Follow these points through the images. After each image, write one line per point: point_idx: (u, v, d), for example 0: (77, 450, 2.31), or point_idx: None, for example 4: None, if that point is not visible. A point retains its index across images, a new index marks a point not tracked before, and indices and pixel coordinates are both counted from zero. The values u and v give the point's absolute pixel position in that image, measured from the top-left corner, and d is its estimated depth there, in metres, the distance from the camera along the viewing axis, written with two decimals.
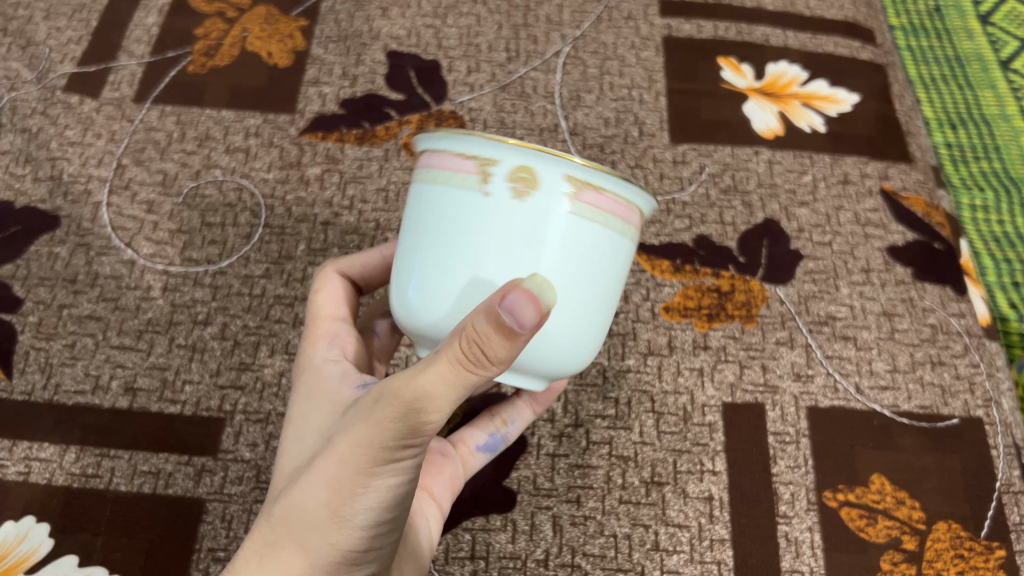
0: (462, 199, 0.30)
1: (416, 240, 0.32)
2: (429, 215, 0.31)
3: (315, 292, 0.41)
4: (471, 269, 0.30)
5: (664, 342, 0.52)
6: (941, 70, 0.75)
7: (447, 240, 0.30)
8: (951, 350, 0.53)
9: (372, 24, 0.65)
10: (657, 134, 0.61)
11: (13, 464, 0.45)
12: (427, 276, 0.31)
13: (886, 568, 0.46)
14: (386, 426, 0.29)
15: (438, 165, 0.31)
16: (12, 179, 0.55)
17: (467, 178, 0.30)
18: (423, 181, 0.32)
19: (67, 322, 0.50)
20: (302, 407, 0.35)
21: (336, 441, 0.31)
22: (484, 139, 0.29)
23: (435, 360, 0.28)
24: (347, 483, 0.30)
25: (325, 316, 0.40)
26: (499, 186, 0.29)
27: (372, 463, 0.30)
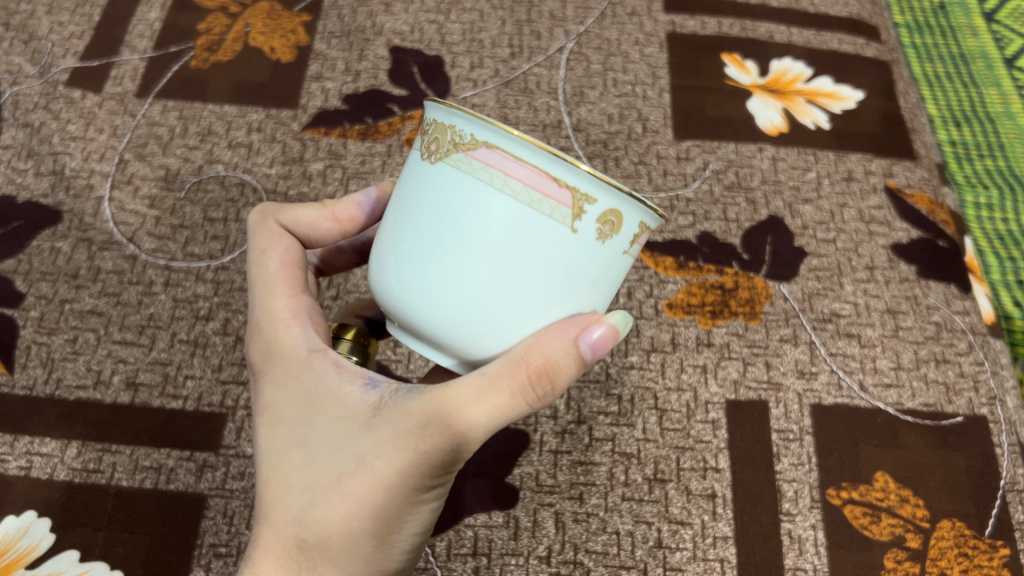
0: (544, 226, 0.28)
1: (453, 244, 0.29)
2: (485, 225, 0.28)
3: (262, 254, 0.38)
4: (533, 292, 0.29)
5: (667, 338, 0.51)
6: (947, 67, 0.75)
7: (512, 261, 0.29)
8: (956, 348, 0.53)
9: (375, 20, 0.65)
10: (660, 130, 0.61)
11: (14, 459, 0.45)
12: (466, 287, 0.30)
13: (889, 566, 0.45)
14: (436, 456, 0.31)
15: (511, 174, 0.28)
16: (13, 173, 0.55)
17: (558, 208, 0.28)
18: (480, 181, 0.28)
19: (69, 318, 0.50)
20: (295, 407, 0.34)
21: (370, 462, 0.32)
22: (594, 179, 0.27)
23: (493, 393, 0.30)
24: (388, 508, 0.32)
25: (286, 287, 0.37)
26: (586, 224, 0.28)
27: (416, 486, 0.32)
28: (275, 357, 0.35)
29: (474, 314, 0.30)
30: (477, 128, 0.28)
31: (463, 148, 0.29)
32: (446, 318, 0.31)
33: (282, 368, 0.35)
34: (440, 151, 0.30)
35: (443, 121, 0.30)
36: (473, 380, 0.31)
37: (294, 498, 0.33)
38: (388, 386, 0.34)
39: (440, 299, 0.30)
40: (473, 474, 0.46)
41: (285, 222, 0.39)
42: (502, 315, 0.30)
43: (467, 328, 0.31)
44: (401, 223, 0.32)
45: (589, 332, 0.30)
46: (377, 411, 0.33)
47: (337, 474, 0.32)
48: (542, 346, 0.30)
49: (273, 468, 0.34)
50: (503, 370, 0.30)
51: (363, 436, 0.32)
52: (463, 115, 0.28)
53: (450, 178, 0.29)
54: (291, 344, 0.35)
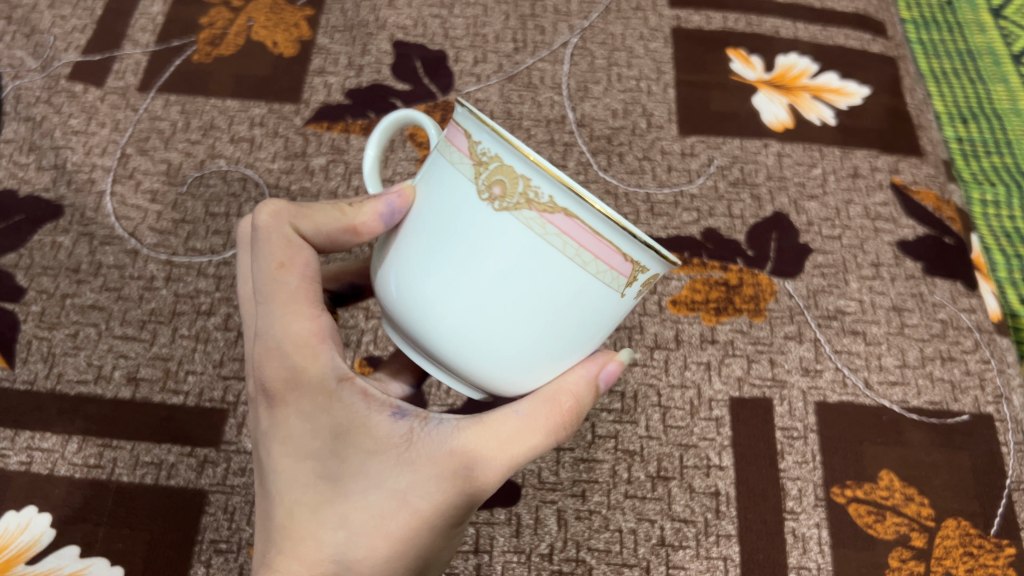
0: (600, 290, 0.30)
1: (508, 300, 0.30)
2: (550, 289, 0.29)
3: (280, 267, 0.34)
4: (571, 333, 0.31)
5: (671, 335, 0.51)
6: (954, 63, 0.74)
7: (564, 312, 0.30)
8: (962, 346, 0.52)
9: (378, 14, 0.65)
10: (664, 126, 0.60)
11: (14, 454, 0.45)
12: (513, 334, 0.31)
13: (894, 565, 0.45)
14: (473, 492, 0.34)
15: (589, 248, 0.28)
16: (14, 167, 0.55)
17: (618, 278, 0.29)
18: (552, 247, 0.28)
19: (70, 312, 0.49)
20: (326, 440, 0.33)
21: (412, 500, 0.33)
22: (659, 259, 0.29)
23: (529, 433, 0.34)
24: (425, 544, 0.34)
25: (308, 306, 0.34)
26: (632, 287, 0.31)
27: (452, 521, 0.34)
28: (303, 387, 0.33)
29: (516, 358, 0.32)
30: (562, 197, 0.27)
31: (539, 208, 0.28)
32: (487, 359, 0.32)
33: (313, 399, 0.33)
34: (506, 199, 0.28)
35: (512, 167, 0.28)
36: (511, 419, 0.34)
37: (330, 535, 0.32)
38: (416, 416, 0.34)
39: (485, 342, 0.31)
40: None
41: (305, 232, 0.35)
42: (540, 360, 0.32)
43: (504, 369, 0.32)
44: (437, 253, 0.31)
45: (605, 369, 0.35)
46: (413, 444, 0.33)
47: (378, 510, 0.33)
48: (569, 385, 0.34)
49: (303, 503, 0.33)
50: (539, 410, 0.34)
51: (403, 474, 0.33)
52: (548, 179, 0.27)
53: (515, 233, 0.28)
54: (320, 371, 0.33)
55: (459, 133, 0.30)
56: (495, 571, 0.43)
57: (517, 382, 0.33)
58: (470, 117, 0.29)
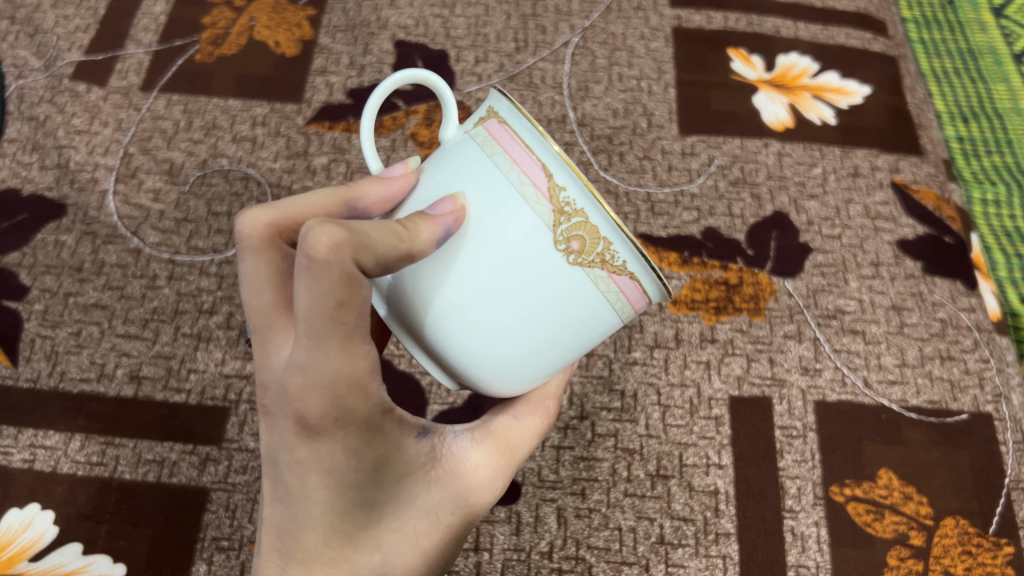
0: (617, 326, 0.33)
1: (548, 332, 0.32)
2: (586, 324, 0.32)
3: (339, 308, 0.28)
4: (581, 352, 0.34)
5: (671, 334, 0.51)
6: (955, 62, 0.74)
7: (588, 341, 0.33)
8: (961, 345, 0.53)
9: (380, 14, 0.65)
10: (665, 125, 0.61)
11: (17, 451, 0.45)
12: (543, 355, 0.33)
13: (893, 563, 0.45)
14: (485, 503, 0.36)
15: (632, 302, 0.32)
16: (18, 167, 0.55)
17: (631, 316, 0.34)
18: (605, 300, 0.31)
19: (73, 311, 0.50)
20: (368, 473, 0.32)
21: (441, 515, 0.35)
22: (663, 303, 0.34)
23: (529, 438, 0.38)
24: (443, 552, 0.36)
25: (362, 343, 0.29)
26: None
27: (467, 527, 0.36)
28: (353, 426, 0.30)
29: (536, 371, 0.34)
30: (635, 264, 0.30)
31: (609, 268, 0.30)
32: (509, 374, 0.34)
33: (362, 435, 0.31)
34: (581, 256, 0.30)
35: (598, 228, 0.30)
36: (515, 427, 0.37)
37: (365, 557, 0.33)
38: (436, 433, 0.35)
39: (516, 359, 0.33)
40: None
41: (365, 265, 0.29)
42: (550, 371, 0.35)
43: (519, 380, 0.34)
44: (485, 279, 0.31)
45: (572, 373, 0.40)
46: (439, 464, 0.35)
47: (413, 530, 0.34)
48: (551, 390, 0.39)
49: (338, 530, 0.32)
50: (535, 416, 0.38)
51: (433, 493, 0.34)
52: (633, 251, 0.30)
53: (580, 285, 0.31)
54: (369, 409, 0.30)
55: (537, 168, 0.30)
56: (495, 570, 0.44)
57: (518, 389, 0.36)
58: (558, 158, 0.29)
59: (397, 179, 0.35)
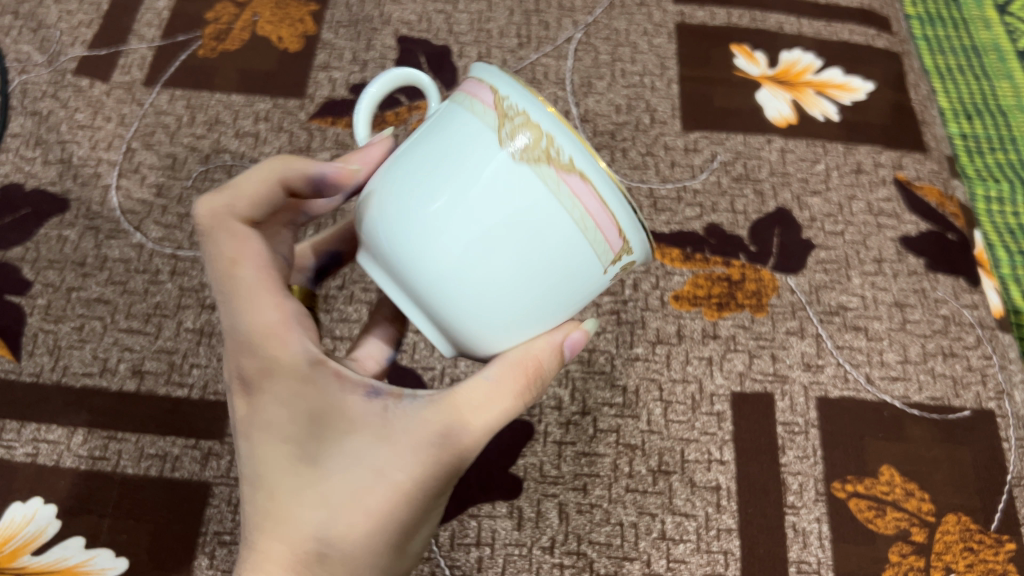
0: (589, 259, 0.32)
1: (508, 249, 0.31)
2: (546, 241, 0.31)
3: (233, 263, 0.35)
4: (557, 294, 0.33)
5: (673, 330, 0.51)
6: (958, 60, 0.74)
7: (557, 272, 0.32)
8: (964, 342, 0.52)
9: (383, 9, 0.65)
10: (668, 121, 0.60)
11: (20, 445, 0.45)
12: (506, 283, 0.32)
13: (895, 560, 0.45)
14: (448, 464, 0.34)
15: (593, 215, 0.31)
16: (21, 162, 0.55)
17: (605, 250, 0.32)
18: (561, 206, 0.30)
19: (76, 305, 0.50)
20: (304, 425, 0.33)
21: (392, 475, 0.33)
22: (640, 238, 0.32)
23: (501, 397, 0.34)
24: (409, 519, 0.33)
25: (271, 295, 0.35)
26: (612, 268, 0.33)
27: (435, 495, 0.34)
28: (276, 375, 0.34)
29: (504, 309, 0.33)
30: (582, 159, 0.30)
31: (557, 167, 0.30)
32: (477, 310, 0.33)
33: (291, 386, 0.34)
34: (528, 155, 0.30)
35: (540, 123, 0.30)
36: (482, 385, 0.34)
37: (311, 515, 0.32)
38: (390, 394, 0.35)
39: (477, 286, 0.32)
40: (477, 463, 0.46)
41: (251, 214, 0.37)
42: (523, 318, 0.33)
43: (493, 324, 0.33)
44: (443, 195, 0.31)
45: (570, 337, 0.36)
46: (388, 421, 0.33)
47: (357, 486, 0.33)
48: (535, 350, 0.35)
49: (284, 487, 0.33)
50: (508, 375, 0.34)
51: (380, 449, 0.33)
52: (575, 140, 0.30)
53: (531, 186, 0.30)
54: (292, 359, 0.34)
55: (486, 89, 0.31)
56: (497, 565, 0.44)
57: (496, 338, 0.34)
58: (503, 75, 0.31)
59: (375, 145, 0.40)
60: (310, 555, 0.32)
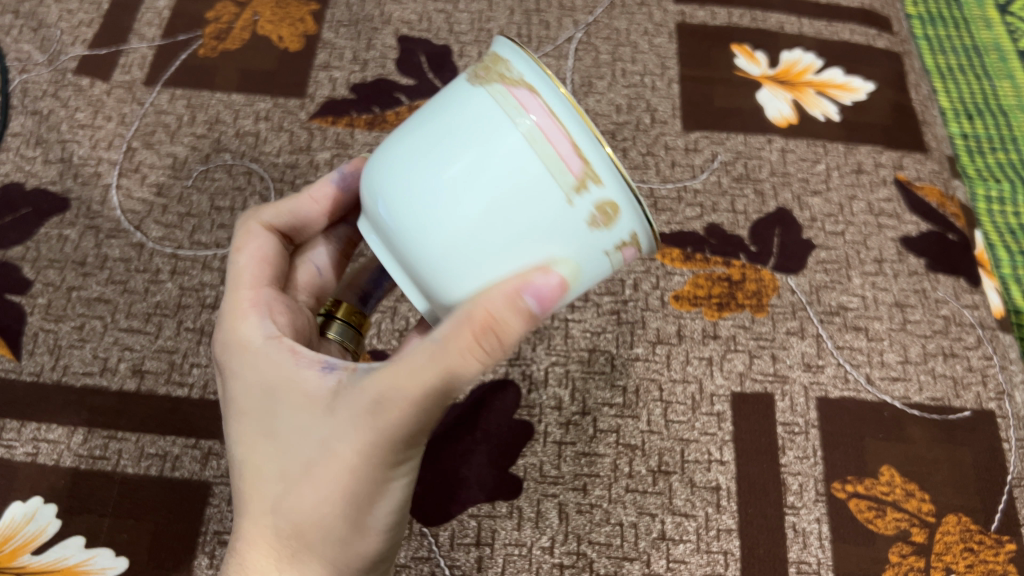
0: (544, 183, 0.29)
1: (456, 167, 0.30)
2: (493, 156, 0.29)
3: (236, 251, 0.40)
4: (515, 228, 0.29)
5: (673, 330, 0.51)
6: (959, 60, 0.74)
7: (508, 197, 0.29)
8: (964, 342, 0.52)
9: (384, 8, 0.65)
10: (669, 121, 0.60)
11: (20, 445, 0.45)
12: (455, 207, 0.30)
13: (894, 560, 0.45)
14: (392, 433, 0.31)
15: (540, 125, 0.28)
16: (22, 161, 0.55)
17: (563, 174, 0.28)
18: (506, 119, 0.29)
19: (76, 305, 0.50)
20: (261, 401, 0.35)
21: (336, 447, 0.32)
22: (609, 160, 0.28)
23: (445, 358, 0.30)
24: (362, 491, 0.33)
25: (250, 282, 0.39)
26: (583, 204, 0.29)
27: (386, 467, 0.33)
28: (233, 352, 0.37)
29: (459, 243, 0.30)
30: (529, 69, 0.29)
31: (506, 82, 0.29)
32: (433, 244, 0.31)
33: (244, 363, 0.36)
34: (485, 78, 0.30)
35: (501, 54, 0.30)
36: (426, 344, 0.31)
37: (270, 487, 0.34)
38: (342, 368, 0.35)
39: (429, 212, 0.31)
40: (477, 463, 0.46)
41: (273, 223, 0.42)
42: (481, 258, 0.30)
43: (451, 263, 0.31)
44: (416, 134, 0.32)
45: (532, 285, 0.30)
46: (337, 393, 0.33)
47: (306, 459, 0.33)
48: (487, 301, 0.30)
49: (252, 462, 0.35)
50: (455, 330, 0.30)
51: (326, 422, 0.33)
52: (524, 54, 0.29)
53: (482, 105, 0.30)
54: (248, 336, 0.37)
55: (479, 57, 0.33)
56: (496, 565, 0.44)
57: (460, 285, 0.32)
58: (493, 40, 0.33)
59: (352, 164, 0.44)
60: (273, 525, 0.34)
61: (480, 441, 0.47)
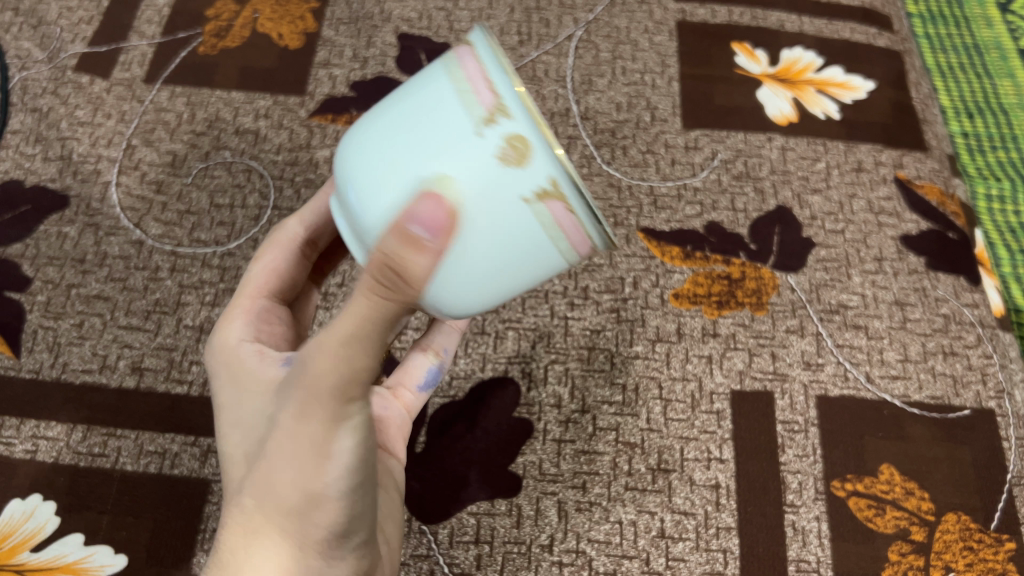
0: (458, 114, 0.29)
1: (394, 108, 0.31)
2: (424, 94, 0.30)
3: (255, 258, 0.43)
4: (423, 154, 0.29)
5: (673, 328, 0.51)
6: (959, 58, 0.74)
7: (424, 127, 0.29)
8: (964, 341, 0.52)
9: (384, 6, 0.65)
10: (669, 119, 0.60)
11: (19, 442, 0.45)
12: (381, 141, 0.31)
13: (894, 559, 0.45)
14: (320, 387, 0.28)
15: (464, 62, 0.29)
16: (21, 158, 0.55)
17: (476, 105, 0.28)
18: (443, 64, 0.30)
19: (75, 302, 0.50)
20: (234, 395, 0.36)
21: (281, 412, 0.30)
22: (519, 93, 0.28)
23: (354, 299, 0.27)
24: (306, 456, 0.29)
25: (250, 290, 0.42)
26: (490, 136, 0.28)
27: (324, 426, 0.28)
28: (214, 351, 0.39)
29: (375, 173, 0.30)
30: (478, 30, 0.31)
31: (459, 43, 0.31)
32: (358, 179, 0.31)
33: (223, 361, 0.38)
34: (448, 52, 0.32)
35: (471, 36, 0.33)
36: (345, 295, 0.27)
37: (240, 475, 0.32)
38: None
39: (361, 151, 0.31)
40: (477, 461, 0.46)
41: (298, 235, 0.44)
42: (389, 188, 0.30)
43: (366, 196, 0.31)
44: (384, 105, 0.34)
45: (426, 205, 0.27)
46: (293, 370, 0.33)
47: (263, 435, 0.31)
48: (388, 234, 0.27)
49: (229, 457, 0.34)
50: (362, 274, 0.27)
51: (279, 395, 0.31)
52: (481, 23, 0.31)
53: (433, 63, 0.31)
54: (230, 336, 0.39)
55: None
56: (495, 563, 0.44)
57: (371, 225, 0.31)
58: None
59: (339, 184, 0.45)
60: (236, 502, 0.31)
61: (480, 438, 0.47)
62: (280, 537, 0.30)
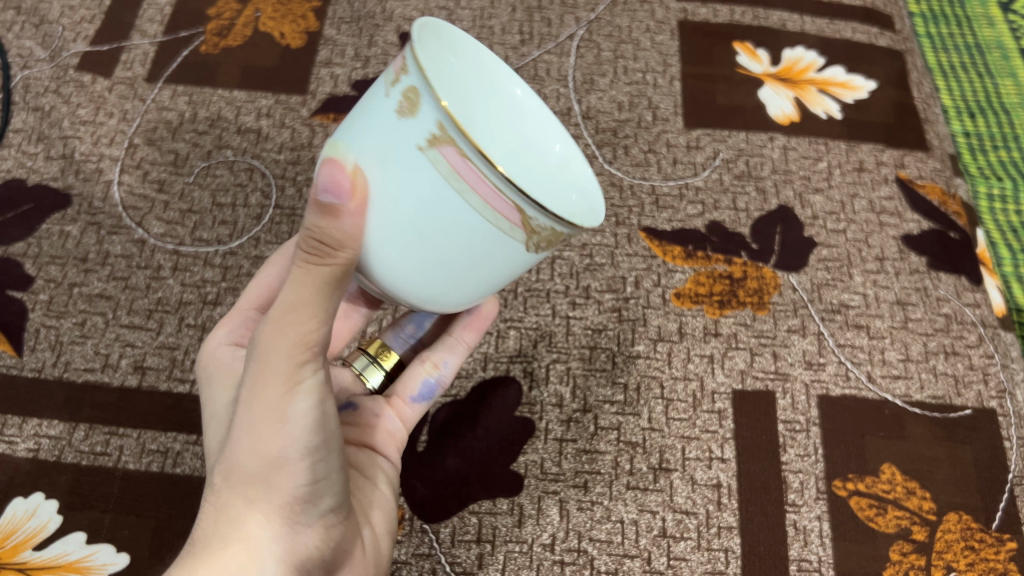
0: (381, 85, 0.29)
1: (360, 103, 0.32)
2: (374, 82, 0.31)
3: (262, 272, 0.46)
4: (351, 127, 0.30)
5: (674, 328, 0.51)
6: (960, 58, 0.74)
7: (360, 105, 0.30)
8: (966, 340, 0.53)
9: (385, 6, 0.65)
10: (670, 118, 0.60)
11: (22, 440, 0.45)
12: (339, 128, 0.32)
13: (895, 558, 0.45)
14: (269, 357, 0.30)
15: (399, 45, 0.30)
16: (23, 157, 0.55)
17: (390, 74, 0.29)
18: None
19: (77, 301, 0.50)
20: (218, 387, 0.39)
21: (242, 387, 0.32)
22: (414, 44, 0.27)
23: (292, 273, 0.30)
24: (264, 423, 0.31)
25: (246, 300, 0.44)
26: (393, 95, 0.28)
27: (279, 392, 0.31)
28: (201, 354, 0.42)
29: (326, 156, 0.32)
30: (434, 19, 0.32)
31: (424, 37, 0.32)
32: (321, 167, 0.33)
33: (206, 365, 0.41)
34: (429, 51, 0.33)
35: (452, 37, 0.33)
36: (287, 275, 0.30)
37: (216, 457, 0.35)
38: None
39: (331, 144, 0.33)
40: (478, 459, 0.46)
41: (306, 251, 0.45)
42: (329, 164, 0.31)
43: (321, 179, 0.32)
44: None
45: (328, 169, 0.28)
46: None
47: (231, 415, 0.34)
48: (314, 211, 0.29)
49: (212, 444, 0.37)
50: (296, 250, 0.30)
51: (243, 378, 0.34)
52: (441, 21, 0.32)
53: None
54: (214, 342, 0.42)
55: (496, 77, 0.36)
56: (497, 562, 0.43)
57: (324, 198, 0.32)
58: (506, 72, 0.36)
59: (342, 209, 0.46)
60: (211, 480, 0.34)
61: (481, 438, 0.47)
62: (247, 505, 0.32)
